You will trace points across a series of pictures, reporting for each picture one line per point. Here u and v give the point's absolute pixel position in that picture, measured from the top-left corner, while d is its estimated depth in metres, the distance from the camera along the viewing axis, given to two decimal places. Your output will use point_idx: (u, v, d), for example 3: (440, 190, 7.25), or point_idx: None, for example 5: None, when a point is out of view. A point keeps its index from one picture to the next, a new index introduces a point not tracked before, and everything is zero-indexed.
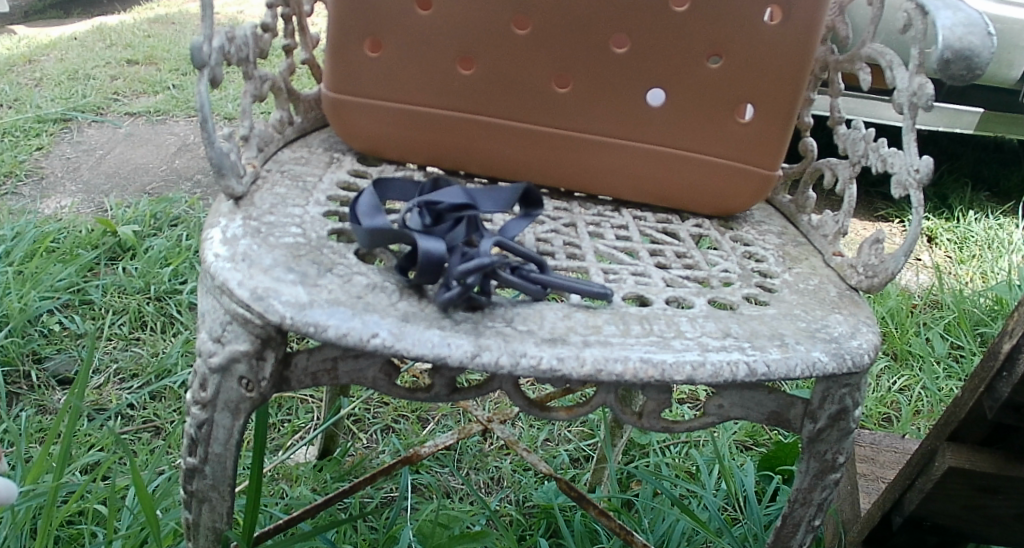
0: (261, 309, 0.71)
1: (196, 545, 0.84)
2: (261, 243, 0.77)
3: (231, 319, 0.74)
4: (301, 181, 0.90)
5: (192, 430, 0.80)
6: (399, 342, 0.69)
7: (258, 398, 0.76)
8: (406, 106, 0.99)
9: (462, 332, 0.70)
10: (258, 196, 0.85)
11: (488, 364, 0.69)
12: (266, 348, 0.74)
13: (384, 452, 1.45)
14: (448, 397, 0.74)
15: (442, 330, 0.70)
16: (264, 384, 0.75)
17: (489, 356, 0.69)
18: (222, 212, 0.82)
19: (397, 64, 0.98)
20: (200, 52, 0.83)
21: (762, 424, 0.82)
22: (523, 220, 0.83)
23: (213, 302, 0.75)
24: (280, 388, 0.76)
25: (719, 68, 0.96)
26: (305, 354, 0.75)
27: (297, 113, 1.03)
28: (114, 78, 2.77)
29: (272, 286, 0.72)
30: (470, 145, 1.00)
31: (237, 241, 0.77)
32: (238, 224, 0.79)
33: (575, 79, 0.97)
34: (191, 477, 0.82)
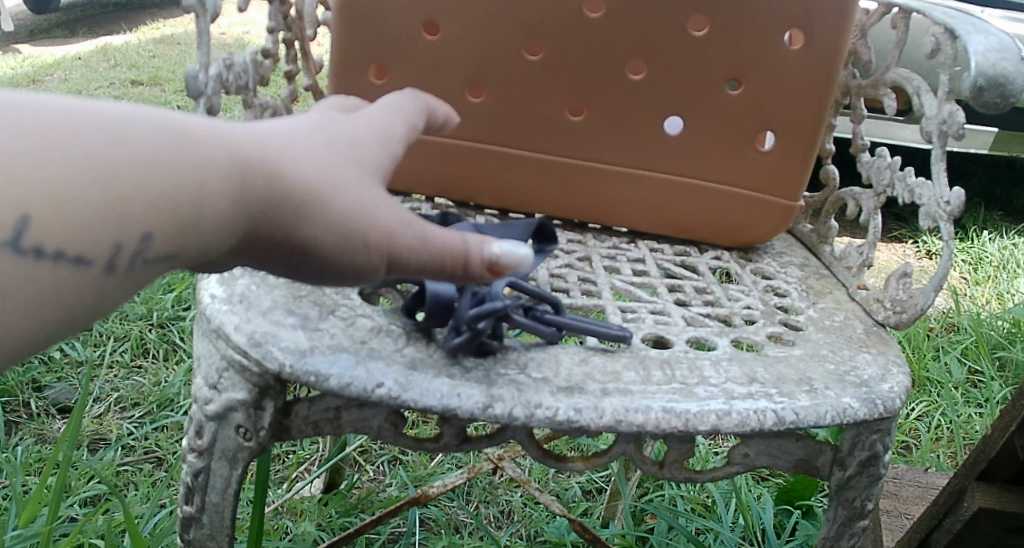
0: (259, 355, 0.67)
1: None
2: (260, 282, 0.74)
3: (227, 366, 0.70)
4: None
5: (188, 479, 0.76)
6: (406, 393, 0.65)
7: (256, 448, 0.72)
8: (414, 135, 0.95)
9: (473, 381, 0.66)
10: None
11: (501, 416, 0.65)
12: (264, 397, 0.70)
13: (391, 485, 1.39)
14: (458, 448, 0.70)
15: (451, 379, 0.66)
16: (262, 433, 0.71)
17: (501, 408, 0.65)
18: None
19: (404, 91, 0.94)
20: (196, 81, 0.80)
21: (789, 473, 0.77)
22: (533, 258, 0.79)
23: (209, 345, 0.72)
24: (280, 437, 0.72)
25: (739, 96, 0.92)
26: (306, 403, 0.71)
27: None
28: (118, 100, 2.74)
29: (271, 331, 0.68)
30: (480, 176, 0.97)
31: (234, 281, 0.74)
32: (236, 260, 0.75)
33: (590, 106, 0.94)
34: (187, 525, 0.78)
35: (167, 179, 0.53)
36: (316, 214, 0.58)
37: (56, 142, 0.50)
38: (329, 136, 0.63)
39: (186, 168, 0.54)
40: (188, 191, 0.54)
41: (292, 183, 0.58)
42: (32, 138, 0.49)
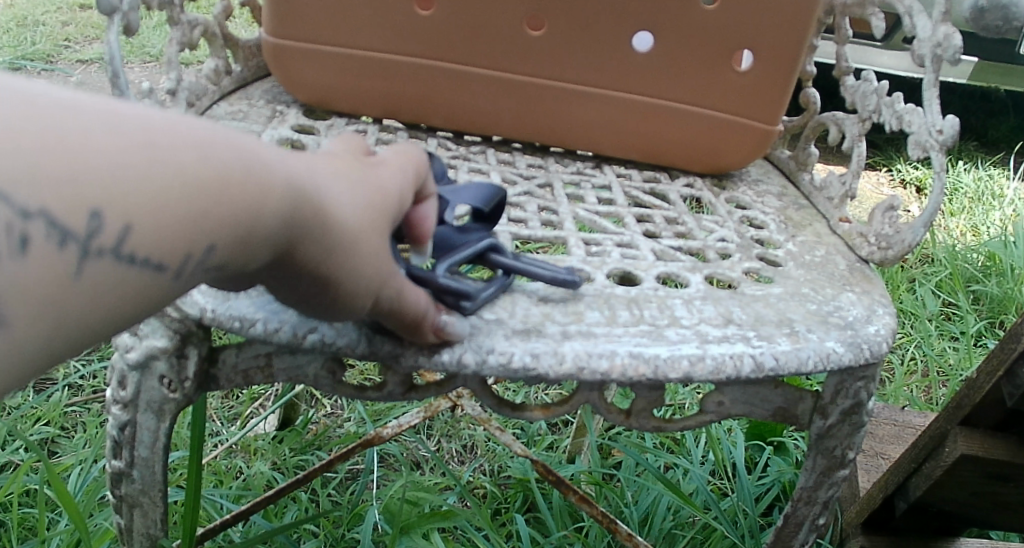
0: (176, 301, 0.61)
1: None
2: None
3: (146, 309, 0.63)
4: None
5: (114, 432, 0.69)
6: (341, 339, 0.59)
7: (183, 400, 0.65)
8: (357, 52, 0.87)
9: None
10: None
11: (449, 364, 0.59)
12: (186, 344, 0.63)
13: (348, 421, 1.32)
14: (403, 397, 0.64)
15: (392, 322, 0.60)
16: (188, 385, 0.64)
17: (449, 354, 0.59)
18: None
19: (345, 3, 0.85)
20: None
21: (766, 421, 0.72)
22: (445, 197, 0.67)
23: None
24: (207, 387, 0.65)
25: (714, 11, 0.84)
26: (233, 349, 0.65)
27: (236, 60, 0.91)
28: (64, 24, 2.61)
29: None
30: (430, 95, 0.89)
31: None
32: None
33: (551, 20, 0.85)
34: (118, 481, 0.71)
35: (255, 196, 0.47)
36: (342, 253, 0.52)
37: (141, 151, 0.43)
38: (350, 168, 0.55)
39: (262, 182, 0.47)
40: (264, 207, 0.47)
41: (338, 222, 0.51)
42: (117, 146, 0.42)
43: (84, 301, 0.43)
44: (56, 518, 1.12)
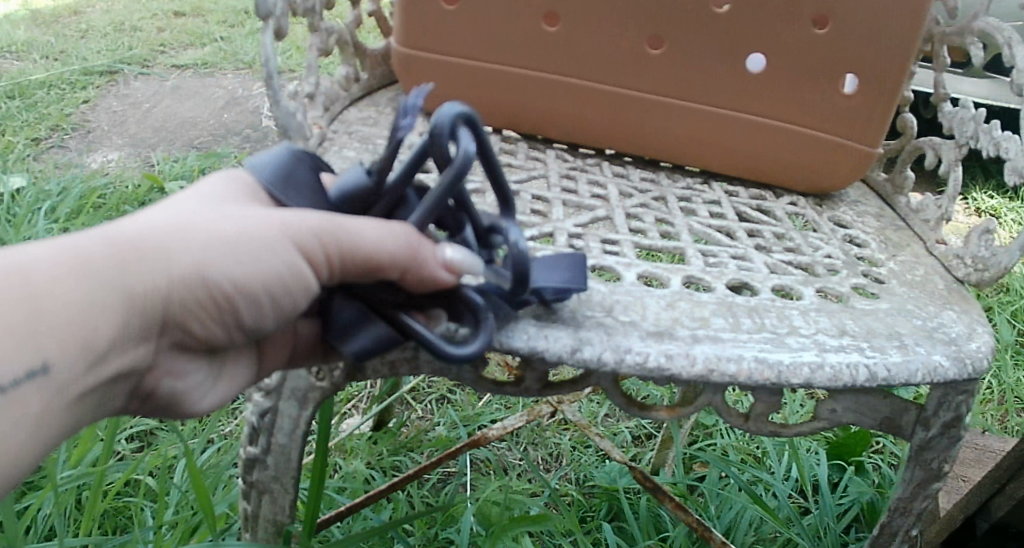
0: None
1: (255, 536, 0.81)
2: None
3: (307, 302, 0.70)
4: (370, 144, 0.85)
5: (254, 419, 0.75)
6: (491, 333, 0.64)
7: (328, 387, 0.72)
8: (483, 65, 0.93)
9: (560, 323, 0.65)
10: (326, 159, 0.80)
11: (590, 361, 0.63)
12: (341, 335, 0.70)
13: (440, 424, 1.36)
14: (539, 393, 0.68)
15: (537, 320, 0.65)
16: (335, 374, 0.72)
17: (590, 351, 0.63)
18: None
19: (473, 15, 0.91)
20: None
21: (871, 430, 0.75)
22: (303, 168, 0.67)
23: None
24: (351, 378, 0.71)
25: (824, 36, 0.87)
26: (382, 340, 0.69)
27: (362, 69, 0.97)
28: (159, 30, 2.72)
29: None
30: (550, 108, 0.94)
31: None
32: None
33: (670, 40, 0.89)
34: (251, 467, 0.77)
35: (39, 296, 0.57)
36: (168, 261, 0.61)
37: None
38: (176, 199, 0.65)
39: (31, 278, 0.58)
40: (39, 303, 0.58)
41: (140, 249, 0.61)
42: None
43: None
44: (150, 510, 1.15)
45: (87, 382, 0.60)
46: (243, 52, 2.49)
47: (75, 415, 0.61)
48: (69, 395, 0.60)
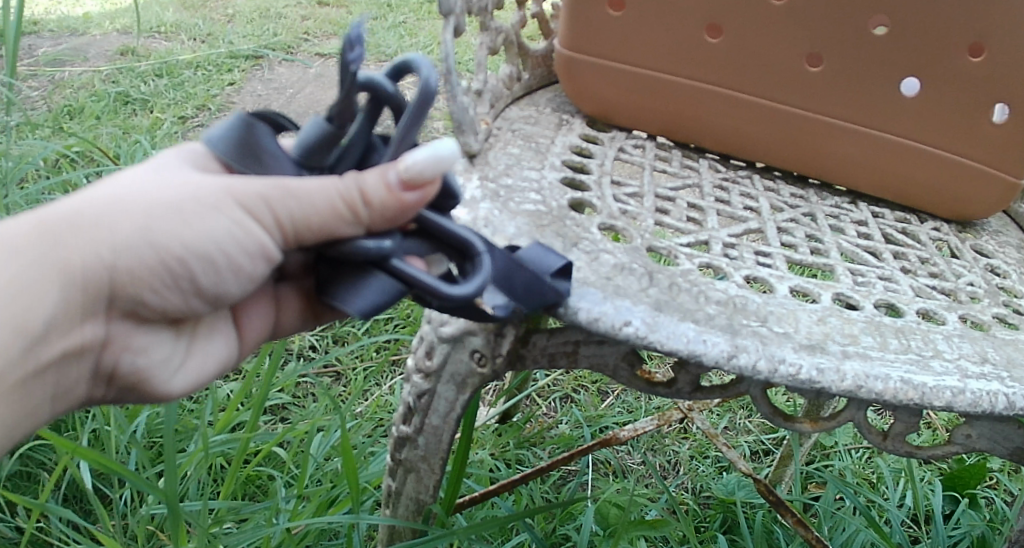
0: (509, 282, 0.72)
1: (394, 513, 0.86)
2: (501, 208, 0.78)
3: None
4: (533, 143, 0.95)
5: (410, 399, 0.80)
6: (653, 334, 0.69)
7: (489, 375, 0.75)
8: (647, 71, 1.02)
9: (718, 330, 0.70)
10: (493, 155, 0.87)
11: (745, 367, 0.68)
12: (506, 325, 0.73)
13: (563, 423, 1.45)
14: (690, 396, 0.77)
15: (696, 325, 0.70)
16: (498, 360, 0.74)
17: (746, 359, 0.68)
18: (459, 170, 0.83)
19: (642, 23, 1.00)
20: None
21: (1004, 460, 0.76)
22: (268, 136, 0.71)
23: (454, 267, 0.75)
24: (514, 366, 0.75)
25: (979, 64, 0.89)
26: (546, 334, 0.74)
27: (525, 69, 1.11)
28: (304, 19, 2.86)
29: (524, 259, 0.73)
30: (705, 116, 1.02)
31: (477, 205, 0.78)
32: (475, 184, 0.81)
33: (827, 58, 0.95)
34: (402, 445, 0.82)
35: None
36: (105, 229, 0.71)
37: None
38: (129, 171, 0.74)
39: None
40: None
41: (73, 221, 0.71)
42: None
43: None
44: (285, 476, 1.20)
45: (22, 361, 0.72)
46: (383, 44, 2.60)
47: (21, 387, 0.74)
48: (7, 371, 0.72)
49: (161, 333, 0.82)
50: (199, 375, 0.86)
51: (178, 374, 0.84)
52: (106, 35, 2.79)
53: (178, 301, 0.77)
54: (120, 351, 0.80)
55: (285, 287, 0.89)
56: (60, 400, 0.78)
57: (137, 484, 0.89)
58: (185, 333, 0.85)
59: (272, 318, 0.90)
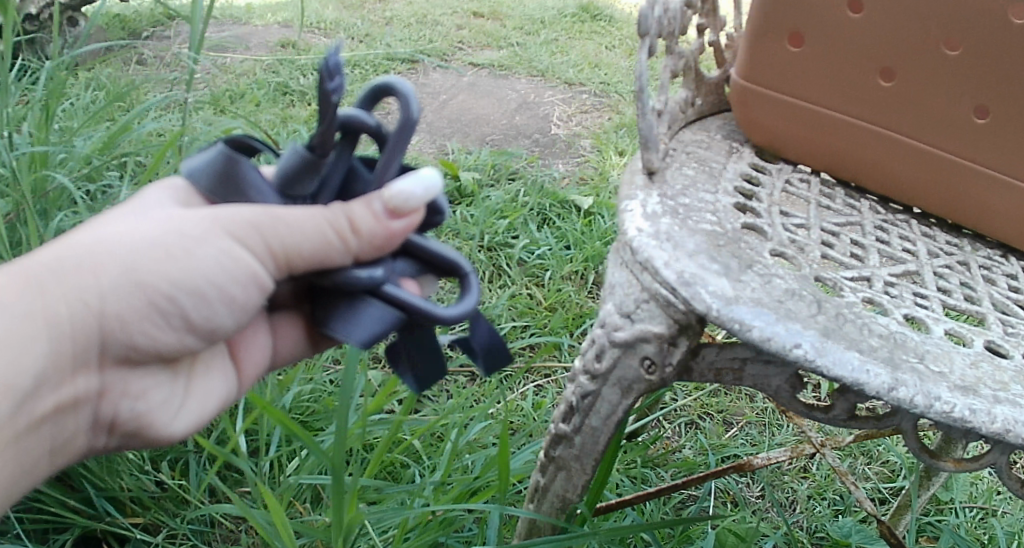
0: (688, 295, 0.78)
1: (539, 506, 0.95)
2: (681, 225, 0.85)
3: (649, 299, 0.82)
4: (706, 166, 1.05)
5: (575, 399, 0.89)
6: (821, 358, 0.76)
7: (656, 382, 0.84)
8: (815, 107, 1.07)
9: (881, 362, 0.76)
10: (671, 175, 0.92)
11: (903, 400, 0.74)
12: (681, 335, 0.81)
13: (688, 447, 1.47)
14: (844, 420, 0.88)
15: (860, 354, 0.77)
16: (667, 369, 0.83)
17: (904, 392, 0.75)
18: (639, 185, 0.90)
19: (816, 61, 1.05)
20: (646, 22, 0.88)
21: None
22: (250, 166, 0.77)
23: (627, 276, 0.84)
24: (682, 376, 0.84)
25: None
26: (716, 349, 0.83)
27: (700, 95, 1.17)
28: (459, 28, 2.95)
29: (699, 274, 0.80)
30: (866, 155, 1.06)
31: (658, 219, 0.85)
32: (655, 200, 0.88)
33: (995, 111, 0.96)
34: (558, 442, 0.92)
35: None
36: (94, 274, 0.78)
37: None
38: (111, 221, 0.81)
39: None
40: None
41: (64, 268, 0.78)
42: None
43: None
44: (420, 467, 1.23)
45: (18, 416, 0.80)
46: (535, 59, 2.66)
47: (20, 438, 0.81)
48: (5, 426, 0.79)
49: (157, 376, 0.90)
50: (199, 414, 0.94)
51: (176, 414, 0.93)
52: (268, 26, 2.92)
53: (170, 337, 0.84)
54: (115, 395, 0.88)
55: (280, 316, 0.98)
56: (55, 451, 0.86)
57: (309, 449, 0.94)
58: (180, 375, 0.93)
59: (269, 346, 0.98)
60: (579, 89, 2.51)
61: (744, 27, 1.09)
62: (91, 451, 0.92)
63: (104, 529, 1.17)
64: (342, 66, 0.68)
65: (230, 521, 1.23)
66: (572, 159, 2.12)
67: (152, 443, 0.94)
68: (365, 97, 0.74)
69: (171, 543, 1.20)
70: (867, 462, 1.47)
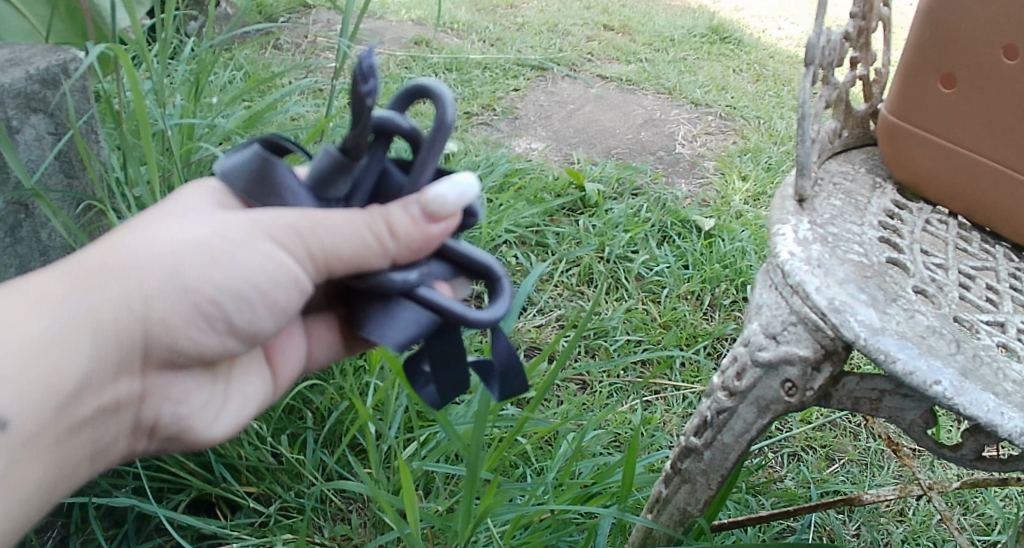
0: (837, 321, 0.87)
1: (659, 515, 1.06)
2: (831, 253, 0.95)
3: (796, 322, 0.91)
4: (853, 199, 1.08)
5: (710, 414, 0.99)
6: (959, 397, 0.81)
7: (795, 403, 0.93)
8: (957, 150, 1.06)
9: (1015, 407, 0.82)
10: (820, 204, 1.04)
11: None
12: (825, 360, 0.90)
13: (788, 478, 1.46)
14: (971, 462, 0.88)
15: (996, 397, 0.82)
16: (808, 393, 0.92)
17: None
18: (789, 211, 1.01)
19: (964, 104, 1.04)
20: (813, 50, 0.95)
21: None
22: (284, 167, 0.78)
23: (776, 297, 0.94)
24: (821, 400, 0.93)
25: None
26: (855, 379, 0.91)
27: (846, 127, 1.18)
28: (589, 39, 2.98)
29: (848, 303, 0.88)
30: (1007, 203, 1.04)
31: (809, 245, 0.95)
32: (806, 227, 0.98)
33: None
34: (687, 456, 1.02)
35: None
36: (136, 277, 0.79)
37: None
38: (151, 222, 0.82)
39: (29, 315, 0.77)
40: (44, 332, 0.77)
41: (105, 269, 0.79)
42: None
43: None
44: (529, 467, 1.26)
45: (61, 420, 0.79)
46: (664, 77, 2.67)
47: (64, 443, 0.81)
48: (50, 430, 0.79)
49: (198, 380, 0.91)
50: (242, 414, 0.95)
51: (216, 417, 0.93)
52: (401, 23, 2.99)
53: (213, 341, 0.85)
54: (156, 398, 0.88)
55: (318, 318, 0.98)
56: (98, 455, 0.86)
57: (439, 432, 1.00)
58: (222, 379, 0.93)
59: (307, 351, 0.99)
60: (706, 111, 2.51)
61: (898, 62, 1.09)
62: (130, 454, 0.91)
63: (218, 494, 1.20)
64: (376, 69, 0.69)
65: (341, 501, 1.24)
66: (695, 180, 2.12)
67: (196, 447, 0.94)
68: (398, 99, 0.75)
69: (283, 515, 1.21)
70: (964, 513, 1.43)
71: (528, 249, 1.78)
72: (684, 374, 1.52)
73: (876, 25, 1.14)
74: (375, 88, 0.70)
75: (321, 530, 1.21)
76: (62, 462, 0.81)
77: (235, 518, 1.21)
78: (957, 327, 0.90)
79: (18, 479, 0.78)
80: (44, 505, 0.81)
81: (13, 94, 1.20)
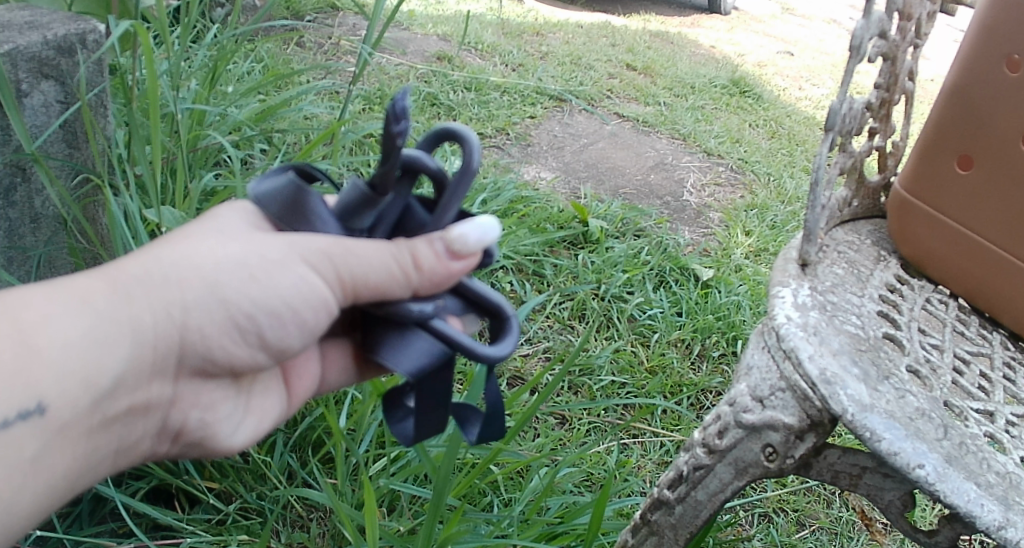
0: (827, 392, 0.86)
1: None
2: (828, 322, 0.94)
3: (784, 388, 0.90)
4: (856, 269, 1.07)
5: (686, 469, 0.97)
6: (940, 482, 0.80)
7: (774, 469, 0.91)
8: (964, 232, 1.05)
9: (995, 499, 0.80)
10: (823, 271, 1.03)
11: (1010, 540, 0.78)
12: (809, 430, 0.89)
13: (756, 537, 1.43)
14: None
15: (977, 488, 0.81)
16: (788, 459, 0.91)
17: (1012, 532, 0.78)
18: (792, 275, 1.00)
19: (975, 187, 1.03)
20: (835, 115, 0.95)
21: None
22: (315, 196, 0.78)
23: (767, 359, 0.92)
24: (801, 468, 0.91)
25: None
26: (837, 452, 0.90)
27: (856, 196, 1.17)
28: (610, 76, 2.99)
29: (840, 376, 0.87)
30: (1009, 291, 1.04)
31: (806, 310, 0.94)
32: (806, 292, 0.97)
33: None
34: (657, 508, 1.00)
35: (38, 339, 0.73)
36: (179, 286, 0.77)
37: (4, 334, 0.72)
38: (192, 231, 0.80)
39: (71, 307, 0.74)
40: (88, 327, 0.74)
41: (148, 274, 0.77)
42: None
43: (23, 442, 0.73)
44: (497, 496, 1.24)
45: (93, 415, 0.77)
46: (680, 122, 2.67)
47: (90, 438, 0.78)
48: (81, 423, 0.76)
49: (221, 390, 0.89)
50: (257, 427, 0.94)
51: (235, 428, 0.92)
52: (427, 36, 2.99)
53: (244, 354, 0.84)
54: (183, 404, 0.86)
55: (334, 343, 0.97)
56: (121, 455, 0.83)
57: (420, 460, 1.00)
58: (243, 391, 0.92)
59: (318, 373, 0.97)
60: (718, 161, 2.51)
61: (915, 137, 1.08)
62: (150, 457, 0.89)
63: (179, 486, 1.17)
64: (410, 111, 0.69)
65: (302, 508, 1.22)
66: (699, 229, 2.11)
67: (208, 456, 0.92)
68: (428, 139, 0.76)
69: (242, 515, 1.19)
70: None
71: (524, 277, 1.77)
72: (665, 421, 1.51)
73: (899, 98, 1.14)
74: (407, 129, 0.70)
75: (279, 534, 1.18)
76: (87, 455, 0.79)
77: (192, 512, 1.19)
78: (945, 411, 0.89)
79: (48, 466, 0.75)
80: (65, 497, 0.79)
81: (27, 57, 1.19)
